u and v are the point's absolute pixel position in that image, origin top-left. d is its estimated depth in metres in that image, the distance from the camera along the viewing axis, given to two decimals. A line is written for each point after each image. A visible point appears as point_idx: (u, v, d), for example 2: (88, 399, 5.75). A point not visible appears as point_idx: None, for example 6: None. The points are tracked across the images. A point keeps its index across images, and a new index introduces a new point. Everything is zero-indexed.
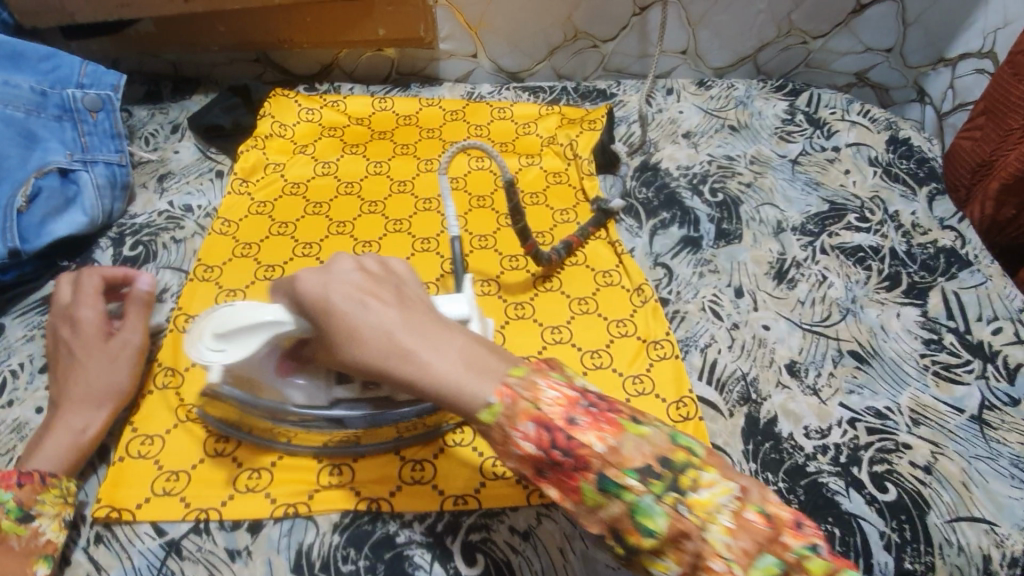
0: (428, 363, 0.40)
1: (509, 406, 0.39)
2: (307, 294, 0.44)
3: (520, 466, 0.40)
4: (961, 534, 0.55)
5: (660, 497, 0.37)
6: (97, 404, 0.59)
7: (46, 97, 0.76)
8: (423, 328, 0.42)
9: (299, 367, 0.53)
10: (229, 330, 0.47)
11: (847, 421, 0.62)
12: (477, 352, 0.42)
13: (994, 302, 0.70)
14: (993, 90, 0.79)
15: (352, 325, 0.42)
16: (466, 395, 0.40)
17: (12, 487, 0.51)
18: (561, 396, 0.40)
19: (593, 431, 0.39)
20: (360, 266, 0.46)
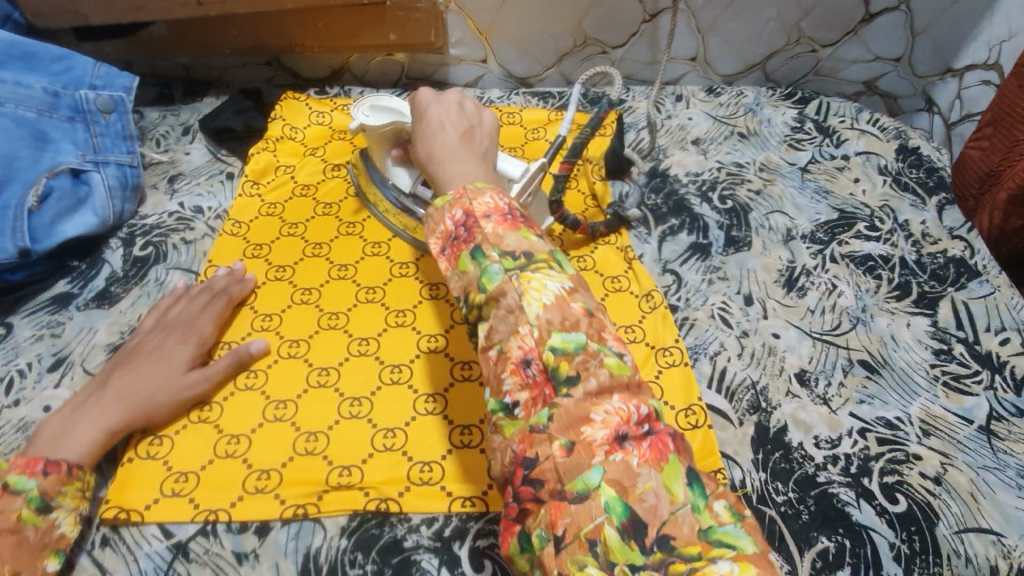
0: (440, 171, 0.55)
1: (458, 197, 0.49)
2: (416, 99, 0.62)
3: (434, 244, 0.49)
4: (970, 546, 0.55)
5: (505, 269, 0.44)
6: (140, 408, 0.58)
7: (59, 98, 0.76)
8: (459, 149, 0.56)
9: (406, 161, 0.72)
10: (381, 106, 0.69)
11: (857, 431, 0.61)
12: (480, 177, 0.53)
13: (1003, 312, 0.70)
14: (999, 101, 0.79)
15: (427, 132, 0.58)
16: (448, 189, 0.53)
17: (36, 475, 0.52)
18: (490, 203, 0.48)
19: (495, 224, 0.46)
20: (460, 103, 0.61)
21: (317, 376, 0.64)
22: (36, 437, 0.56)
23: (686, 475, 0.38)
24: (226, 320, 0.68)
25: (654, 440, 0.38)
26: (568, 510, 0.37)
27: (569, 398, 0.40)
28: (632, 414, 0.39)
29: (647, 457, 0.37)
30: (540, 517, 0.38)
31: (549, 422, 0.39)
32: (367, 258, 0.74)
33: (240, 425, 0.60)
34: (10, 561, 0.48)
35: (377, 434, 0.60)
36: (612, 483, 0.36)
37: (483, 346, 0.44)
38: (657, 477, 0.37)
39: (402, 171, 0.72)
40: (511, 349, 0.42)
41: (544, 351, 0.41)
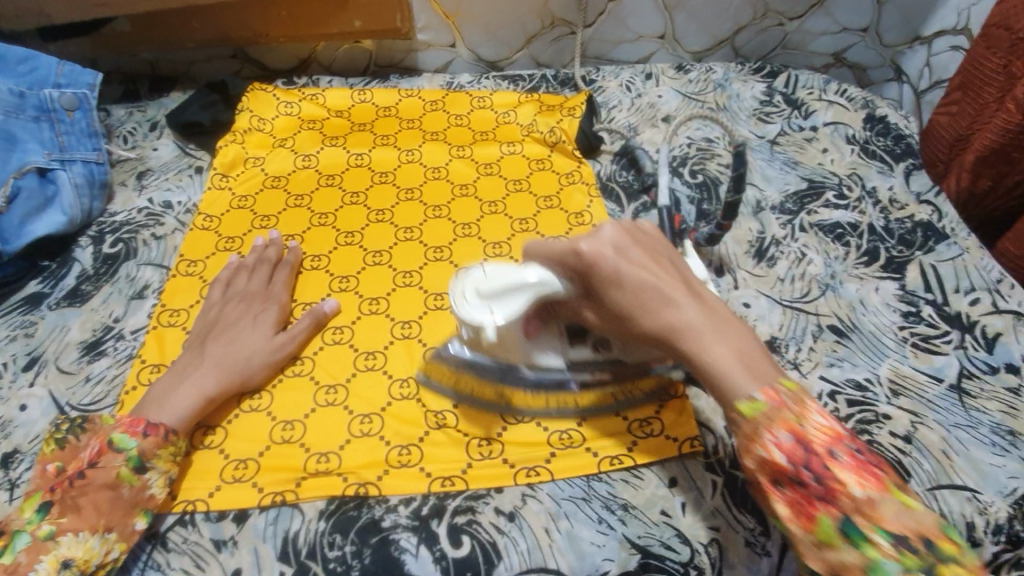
0: (706, 350, 0.47)
1: (774, 407, 0.44)
2: (591, 260, 0.49)
3: (759, 471, 0.44)
4: (943, 501, 0.56)
5: (904, 565, 0.39)
6: (232, 373, 0.60)
7: (24, 98, 0.75)
8: (708, 314, 0.49)
9: (544, 336, 0.58)
10: (496, 291, 0.53)
11: (827, 395, 0.62)
12: (745, 343, 0.48)
13: (971, 273, 0.71)
14: (967, 65, 0.80)
15: (648, 300, 0.49)
16: (737, 385, 0.46)
17: (137, 436, 0.53)
18: (826, 426, 0.44)
19: (853, 474, 0.42)
20: (632, 235, 0.51)
21: (292, 366, 0.64)
22: (141, 402, 0.57)
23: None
24: (292, 283, 0.70)
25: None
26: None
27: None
28: None
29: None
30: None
31: None
32: (340, 248, 0.74)
33: (218, 417, 0.60)
34: (105, 515, 0.50)
35: (354, 419, 0.60)
36: None
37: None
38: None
39: (542, 352, 0.59)
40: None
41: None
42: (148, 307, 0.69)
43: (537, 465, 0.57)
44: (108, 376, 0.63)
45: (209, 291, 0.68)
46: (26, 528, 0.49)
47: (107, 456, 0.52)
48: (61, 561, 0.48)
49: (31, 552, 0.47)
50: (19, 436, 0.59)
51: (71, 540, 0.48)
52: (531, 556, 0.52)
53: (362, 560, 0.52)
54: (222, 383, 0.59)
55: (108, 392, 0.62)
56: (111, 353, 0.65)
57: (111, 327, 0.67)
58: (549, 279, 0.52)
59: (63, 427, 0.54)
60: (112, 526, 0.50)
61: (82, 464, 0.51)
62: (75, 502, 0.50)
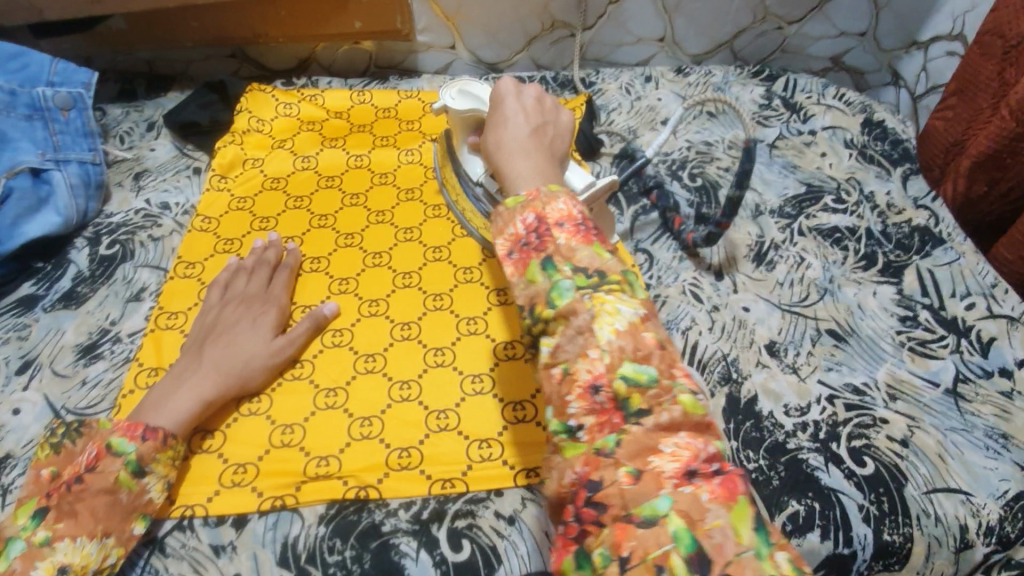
0: (510, 159, 0.45)
1: (531, 198, 0.40)
2: (494, 87, 0.51)
3: (499, 245, 0.40)
4: (938, 505, 0.56)
5: (580, 289, 0.36)
6: (230, 376, 0.59)
7: (16, 96, 0.74)
8: (536, 145, 0.46)
9: (486, 148, 0.59)
10: (472, 90, 0.59)
11: (825, 399, 0.63)
12: (548, 176, 0.44)
13: (967, 278, 0.72)
14: (963, 71, 0.80)
15: (499, 115, 0.49)
16: (514, 185, 0.43)
17: (136, 441, 0.53)
18: (565, 209, 0.39)
19: (569, 234, 0.38)
20: (541, 96, 0.50)
21: (291, 370, 0.63)
22: (139, 406, 0.57)
23: (755, 519, 0.31)
24: (290, 286, 0.70)
25: (723, 477, 0.32)
26: (632, 533, 0.31)
27: (637, 425, 0.34)
28: (700, 452, 0.33)
29: (713, 491, 0.31)
30: (596, 534, 0.32)
31: (617, 447, 0.33)
32: (340, 250, 0.74)
33: (216, 420, 0.60)
34: (102, 520, 0.49)
35: (353, 423, 0.60)
36: (680, 513, 0.30)
37: (545, 363, 0.37)
38: (725, 515, 0.30)
39: (477, 161, 0.60)
40: (578, 372, 0.35)
41: (615, 380, 0.34)
42: (145, 310, 0.68)
43: (537, 469, 0.57)
44: (104, 380, 0.63)
45: (207, 294, 0.68)
46: (20, 534, 0.48)
47: (105, 461, 0.51)
48: (58, 567, 0.47)
49: (26, 559, 0.46)
50: (12, 440, 0.58)
51: (68, 546, 0.48)
52: (531, 560, 0.52)
53: (362, 565, 0.52)
54: (221, 386, 0.59)
55: (105, 396, 0.61)
56: (108, 356, 0.64)
57: (108, 329, 0.67)
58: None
59: (59, 432, 0.54)
60: (110, 531, 0.50)
61: (79, 469, 0.51)
62: (73, 508, 0.49)
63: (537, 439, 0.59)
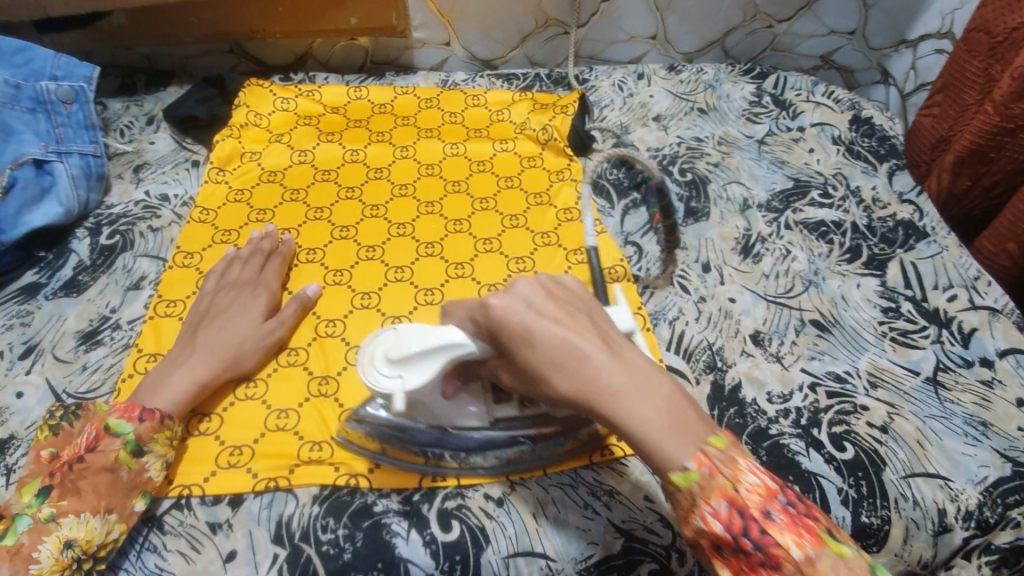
0: (630, 414, 0.42)
1: (707, 477, 0.40)
2: (503, 320, 0.45)
3: (700, 542, 0.41)
4: (916, 489, 0.58)
5: None
6: (226, 361, 0.61)
7: (20, 89, 0.76)
8: (633, 372, 0.43)
9: (467, 385, 0.55)
10: (408, 360, 0.49)
11: (808, 386, 0.64)
12: (680, 404, 0.43)
13: (950, 271, 0.73)
14: (950, 68, 0.82)
15: (558, 355, 0.44)
16: (665, 454, 0.41)
17: (133, 421, 0.54)
18: (758, 485, 0.40)
19: (786, 531, 0.39)
20: (549, 298, 0.47)
21: (285, 356, 0.65)
22: (136, 391, 0.58)
23: None
24: (284, 275, 0.72)
25: None
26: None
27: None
28: None
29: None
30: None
31: None
32: (335, 242, 0.76)
33: (212, 404, 0.61)
34: (104, 497, 0.51)
35: (346, 410, 0.62)
36: None
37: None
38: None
39: (466, 400, 0.57)
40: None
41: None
42: (144, 298, 0.70)
43: (527, 457, 0.58)
44: (104, 365, 0.64)
45: (204, 282, 0.69)
46: (26, 511, 0.50)
47: (105, 441, 0.53)
48: (64, 541, 0.49)
49: (33, 533, 0.49)
50: (15, 422, 0.60)
51: (72, 521, 0.49)
52: (519, 540, 0.54)
53: (354, 544, 0.53)
54: (216, 371, 0.60)
55: (105, 380, 0.63)
56: (108, 342, 0.66)
57: (108, 317, 0.68)
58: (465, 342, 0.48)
59: (58, 414, 0.55)
60: (112, 507, 0.51)
61: (80, 449, 0.52)
62: (75, 485, 0.51)
63: None
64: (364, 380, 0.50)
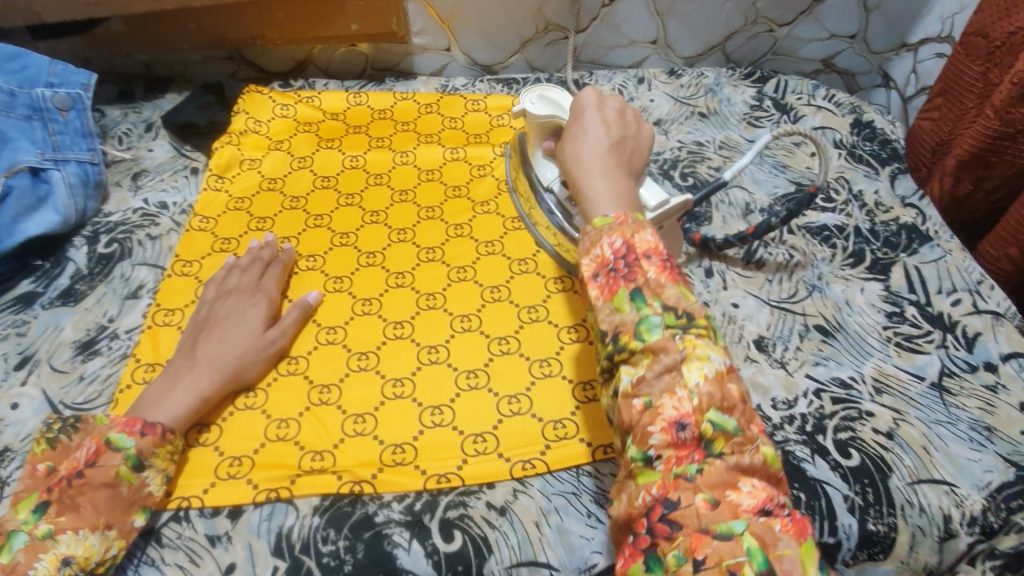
0: (588, 181, 0.53)
1: (619, 222, 0.49)
2: (578, 102, 0.60)
3: (584, 265, 0.49)
4: (923, 495, 0.57)
5: (670, 327, 0.44)
6: (227, 371, 0.60)
7: (16, 97, 0.75)
8: (612, 163, 0.55)
9: (559, 155, 0.69)
10: (550, 97, 0.67)
11: (813, 392, 0.64)
12: (625, 195, 0.52)
13: (953, 275, 0.73)
14: (948, 71, 0.82)
15: (577, 132, 0.57)
16: (595, 207, 0.52)
17: (135, 435, 0.53)
18: (648, 241, 0.48)
19: (654, 267, 0.47)
20: (621, 110, 0.59)
21: (286, 364, 0.65)
22: (136, 403, 0.58)
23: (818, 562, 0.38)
24: (284, 283, 0.71)
25: (793, 517, 0.40)
26: (708, 542, 0.38)
27: (719, 461, 0.41)
28: (770, 495, 0.40)
29: (786, 527, 0.39)
30: (673, 543, 0.39)
31: (697, 474, 0.40)
32: (335, 248, 0.75)
33: (213, 414, 0.61)
34: (104, 513, 0.50)
35: (347, 419, 0.61)
36: (756, 536, 0.38)
37: (627, 392, 0.44)
38: (794, 547, 0.38)
39: (551, 167, 0.69)
40: (664, 407, 0.42)
41: (701, 421, 0.42)
42: (143, 307, 0.69)
43: (532, 458, 0.58)
44: (102, 375, 0.63)
45: (203, 291, 0.69)
46: (23, 527, 0.49)
47: (105, 455, 0.52)
48: (62, 559, 0.48)
49: (28, 552, 0.48)
50: (11, 434, 0.59)
51: (70, 538, 0.49)
52: (522, 550, 0.53)
53: (355, 555, 0.53)
54: (217, 382, 0.60)
55: (102, 391, 0.62)
56: (105, 352, 0.65)
57: (105, 326, 0.67)
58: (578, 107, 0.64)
59: (56, 427, 0.55)
60: (111, 523, 0.50)
61: (79, 464, 0.52)
62: (74, 501, 0.50)
63: (531, 431, 0.60)
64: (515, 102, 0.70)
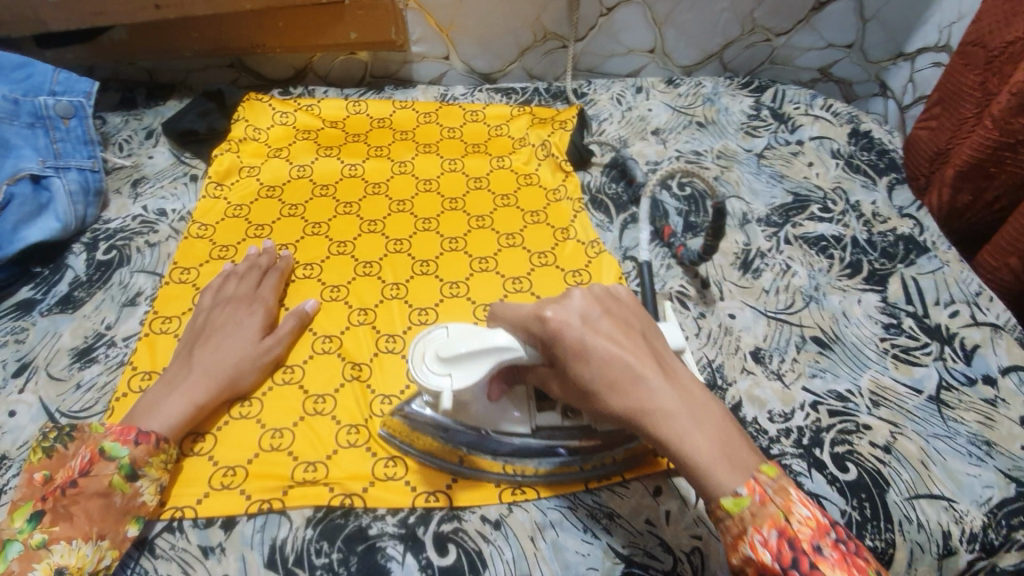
0: (687, 442, 0.43)
1: (759, 505, 0.41)
2: (557, 331, 0.45)
3: (743, 564, 0.42)
4: (921, 511, 0.57)
5: None
6: (222, 381, 0.60)
7: (18, 104, 0.76)
8: (686, 398, 0.45)
9: (511, 396, 0.56)
10: (456, 355, 0.50)
11: (809, 405, 0.63)
12: (726, 429, 0.44)
13: (951, 286, 0.73)
14: (947, 81, 0.82)
15: (615, 376, 0.45)
16: (719, 480, 0.42)
17: (129, 444, 0.53)
18: (811, 516, 0.41)
19: (837, 564, 0.40)
20: (602, 306, 0.47)
21: (281, 374, 0.65)
22: (131, 412, 0.58)
23: None
24: (281, 290, 0.71)
25: None
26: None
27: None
28: None
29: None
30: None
31: None
32: (332, 258, 0.75)
33: (207, 424, 0.61)
34: (97, 522, 0.50)
35: (341, 430, 0.61)
36: None
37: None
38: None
39: (512, 420, 0.58)
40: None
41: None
42: (140, 314, 0.69)
43: (521, 482, 0.57)
44: (98, 383, 0.64)
45: (200, 298, 0.69)
46: (19, 536, 0.49)
47: (99, 465, 0.52)
48: (55, 568, 0.48)
49: (24, 560, 0.48)
50: (8, 441, 0.59)
51: (64, 548, 0.49)
52: (516, 564, 0.53)
53: (348, 568, 0.52)
54: (212, 391, 0.60)
55: (99, 399, 0.62)
56: (102, 359, 0.65)
57: (103, 334, 0.68)
58: (519, 348, 0.49)
59: (52, 436, 0.55)
60: (105, 533, 0.50)
61: (74, 473, 0.52)
62: (68, 511, 0.50)
63: None
64: (412, 377, 0.52)
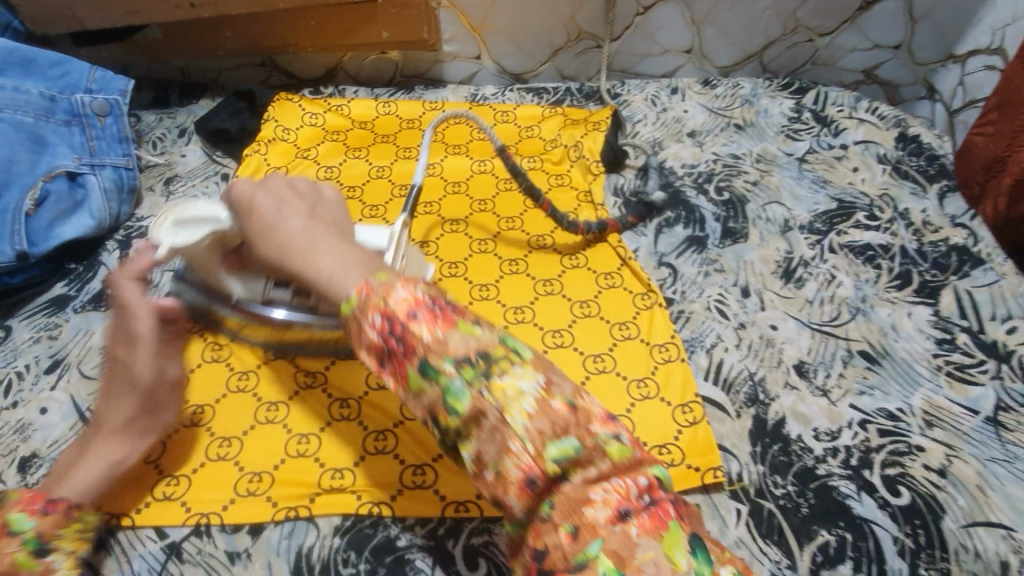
0: (309, 263, 0.43)
1: (364, 299, 0.39)
2: (236, 194, 0.51)
3: (368, 358, 0.40)
4: (977, 540, 0.52)
5: (468, 381, 0.36)
6: (143, 427, 0.56)
7: (55, 102, 0.76)
8: (320, 232, 0.46)
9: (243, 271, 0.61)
10: (185, 221, 0.57)
11: (857, 424, 0.60)
12: (358, 256, 0.43)
13: (1008, 300, 0.68)
14: (1005, 84, 0.78)
15: (264, 225, 0.47)
16: (336, 290, 0.41)
17: (36, 515, 0.46)
18: (408, 294, 0.38)
19: (426, 323, 0.37)
20: (290, 183, 0.51)
21: (306, 377, 0.64)
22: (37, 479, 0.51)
23: (690, 541, 0.33)
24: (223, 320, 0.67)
25: (654, 508, 0.34)
26: None
27: (568, 482, 0.34)
28: (631, 487, 0.34)
29: (645, 527, 0.32)
30: None
31: (551, 510, 0.34)
32: None
33: (233, 428, 0.60)
34: None
35: (368, 436, 0.60)
36: (611, 554, 0.31)
37: (475, 469, 0.37)
38: (658, 547, 0.32)
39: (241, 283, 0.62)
40: (507, 470, 0.35)
41: (546, 463, 0.34)
42: None
43: None
44: None
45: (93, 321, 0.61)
46: None
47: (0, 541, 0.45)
48: None
49: None
50: (38, 438, 0.60)
51: None
52: None
53: None
54: (132, 446, 0.55)
55: None
56: None
57: None
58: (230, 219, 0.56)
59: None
60: None
61: None
62: None
63: None
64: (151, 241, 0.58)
